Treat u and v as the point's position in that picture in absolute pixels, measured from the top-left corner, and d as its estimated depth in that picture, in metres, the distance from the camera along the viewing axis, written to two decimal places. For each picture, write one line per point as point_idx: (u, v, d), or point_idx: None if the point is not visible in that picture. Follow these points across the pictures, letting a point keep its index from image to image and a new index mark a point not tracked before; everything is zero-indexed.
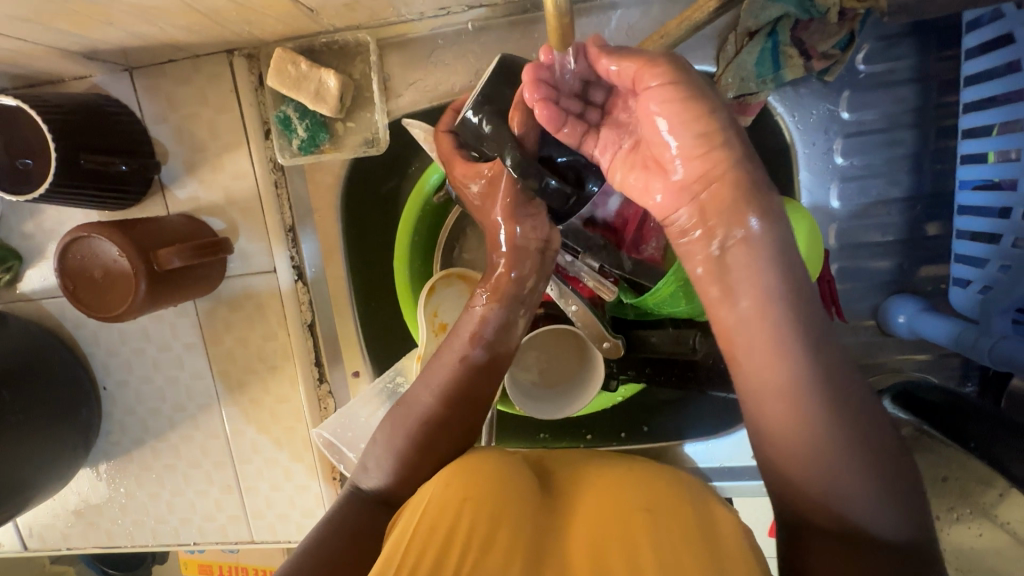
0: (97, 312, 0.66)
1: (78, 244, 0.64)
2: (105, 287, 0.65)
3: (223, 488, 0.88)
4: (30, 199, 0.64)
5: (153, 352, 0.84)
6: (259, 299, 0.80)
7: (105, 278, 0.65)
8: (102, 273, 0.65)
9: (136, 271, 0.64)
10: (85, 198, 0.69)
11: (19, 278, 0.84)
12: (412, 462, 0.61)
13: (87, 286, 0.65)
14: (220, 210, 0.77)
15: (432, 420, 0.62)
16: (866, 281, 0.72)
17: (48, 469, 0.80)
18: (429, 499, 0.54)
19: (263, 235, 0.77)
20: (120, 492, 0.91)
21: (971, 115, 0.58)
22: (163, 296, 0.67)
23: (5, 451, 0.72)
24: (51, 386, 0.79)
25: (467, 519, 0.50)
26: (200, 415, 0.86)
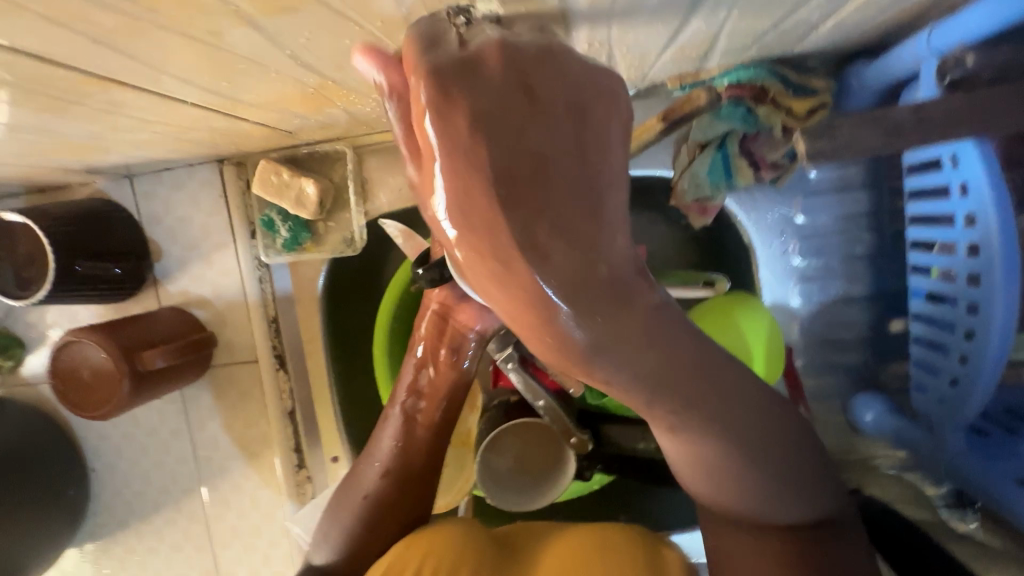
0: (86, 412, 0.69)
1: (70, 346, 0.68)
2: (92, 386, 0.68)
3: (203, 572, 0.88)
4: (27, 304, 0.68)
5: (142, 435, 0.87)
6: (243, 387, 0.83)
7: (93, 378, 0.68)
8: (89, 371, 0.68)
9: (120, 372, 0.67)
10: (79, 299, 0.73)
11: (20, 364, 0.88)
12: (363, 537, 0.65)
13: (76, 385, 0.68)
14: (208, 303, 0.81)
15: (379, 499, 0.66)
16: (833, 375, 0.73)
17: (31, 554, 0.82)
18: (392, 560, 0.57)
19: (248, 328, 0.81)
20: (104, 574, 0.92)
21: (917, 229, 0.59)
22: (146, 391, 0.71)
23: None
24: (40, 470, 0.82)
25: (429, 574, 0.53)
26: (183, 498, 0.87)
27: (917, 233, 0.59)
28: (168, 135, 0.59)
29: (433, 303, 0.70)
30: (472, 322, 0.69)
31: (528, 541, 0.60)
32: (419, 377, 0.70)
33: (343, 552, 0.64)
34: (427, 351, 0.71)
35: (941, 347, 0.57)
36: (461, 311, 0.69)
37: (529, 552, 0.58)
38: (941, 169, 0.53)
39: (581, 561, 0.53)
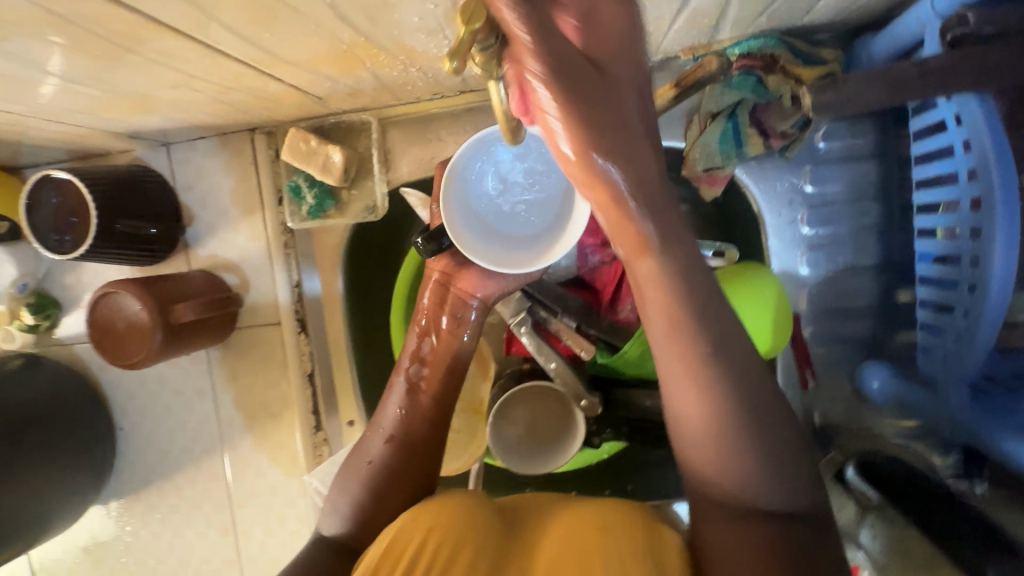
0: (121, 363, 0.73)
1: (106, 299, 0.72)
2: (126, 337, 0.72)
3: (220, 531, 0.91)
4: (70, 258, 0.72)
5: (167, 395, 0.91)
6: (265, 349, 0.86)
7: (126, 329, 0.72)
8: (123, 323, 0.72)
9: (153, 324, 0.70)
10: (117, 257, 0.77)
11: (56, 325, 0.92)
12: (371, 505, 0.66)
13: (111, 335, 0.72)
14: (235, 267, 0.85)
15: (385, 468, 0.67)
16: (841, 345, 0.73)
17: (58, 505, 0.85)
18: (397, 530, 0.58)
19: (272, 291, 0.85)
20: (126, 531, 0.95)
21: (923, 191, 0.61)
22: (177, 343, 0.74)
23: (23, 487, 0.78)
24: (71, 424, 0.86)
25: (434, 539, 0.54)
26: (204, 457, 0.90)
27: (922, 196, 0.61)
28: (207, 94, 0.63)
29: (435, 272, 0.73)
30: (475, 290, 0.72)
31: (531, 518, 0.60)
32: (422, 347, 0.73)
33: (352, 521, 0.65)
34: (429, 323, 0.73)
35: (947, 305, 0.58)
36: (463, 280, 0.73)
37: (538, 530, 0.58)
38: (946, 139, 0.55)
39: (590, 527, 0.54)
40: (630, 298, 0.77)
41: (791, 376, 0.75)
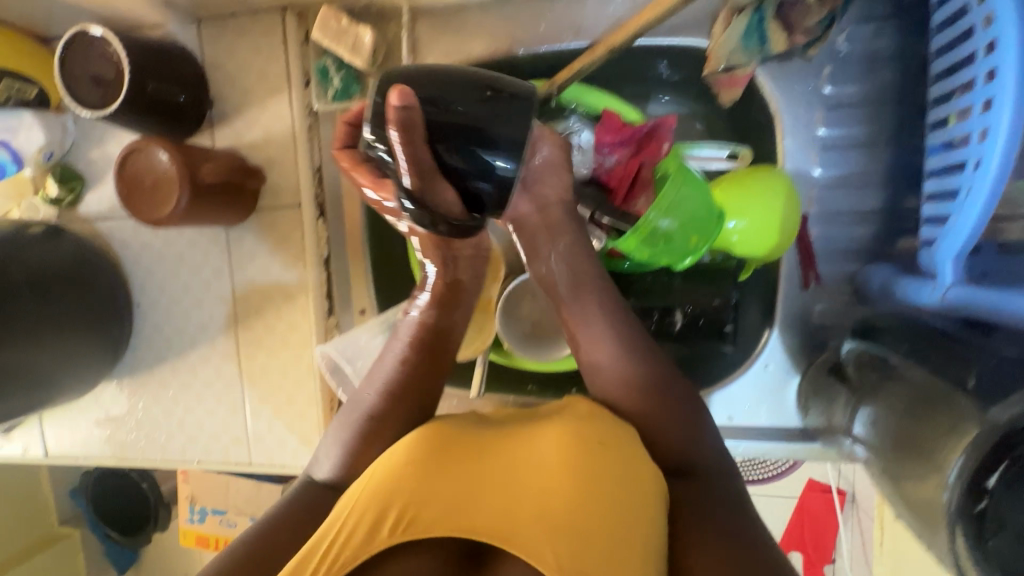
0: (148, 219, 0.75)
1: (138, 153, 0.74)
2: (152, 194, 0.74)
3: (230, 409, 0.94)
4: (102, 115, 0.74)
5: (186, 274, 0.93)
6: (284, 231, 0.88)
7: (154, 186, 0.74)
8: (153, 177, 0.74)
9: (179, 184, 0.73)
10: (147, 123, 0.79)
11: (79, 200, 0.94)
12: (360, 449, 0.63)
13: (139, 190, 0.74)
14: (259, 148, 0.86)
15: (378, 416, 0.64)
16: (844, 247, 0.76)
17: (70, 369, 0.87)
18: (370, 481, 0.55)
19: (294, 173, 0.86)
20: (138, 408, 0.98)
21: (940, 84, 0.63)
22: (202, 202, 0.76)
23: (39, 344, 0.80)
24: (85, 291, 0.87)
25: (407, 499, 0.53)
26: (219, 336, 0.93)
27: (939, 90, 0.64)
28: None
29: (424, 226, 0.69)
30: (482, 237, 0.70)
31: (505, 434, 0.61)
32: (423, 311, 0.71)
33: (342, 465, 0.63)
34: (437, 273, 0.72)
35: (952, 190, 0.60)
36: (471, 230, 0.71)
37: (513, 449, 0.58)
38: (971, 37, 0.56)
39: (578, 443, 0.56)
40: (645, 192, 0.78)
41: (794, 278, 0.77)
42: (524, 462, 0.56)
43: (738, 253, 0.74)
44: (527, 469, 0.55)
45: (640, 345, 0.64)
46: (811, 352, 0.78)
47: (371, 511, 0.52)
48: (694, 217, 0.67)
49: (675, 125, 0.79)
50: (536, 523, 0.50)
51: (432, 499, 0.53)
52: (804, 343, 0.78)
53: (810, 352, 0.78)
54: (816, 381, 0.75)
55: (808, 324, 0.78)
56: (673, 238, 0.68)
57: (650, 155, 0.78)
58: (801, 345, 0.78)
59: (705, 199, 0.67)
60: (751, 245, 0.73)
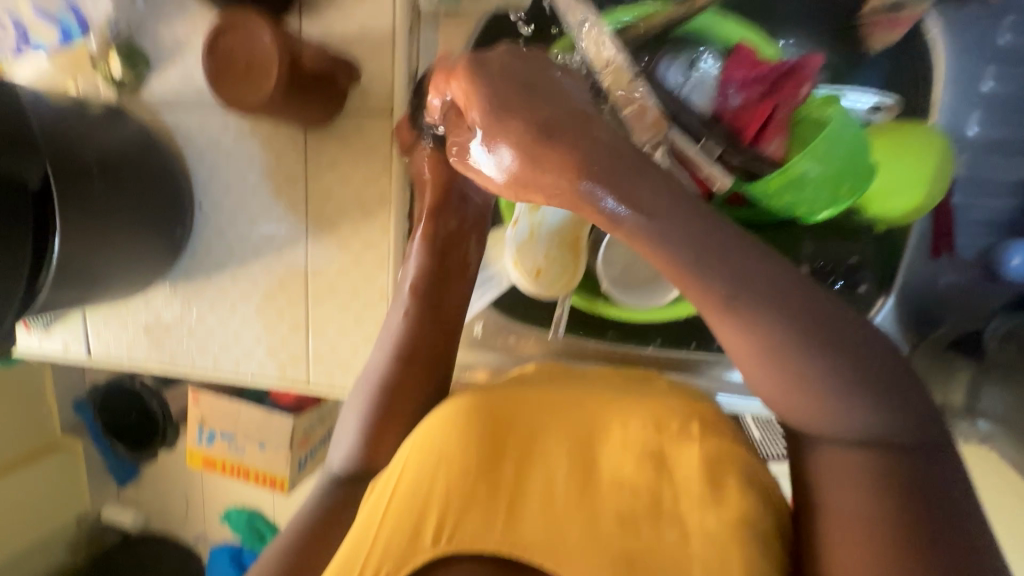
0: (234, 101, 0.68)
1: (235, 27, 0.66)
2: (243, 78, 0.67)
3: (291, 327, 0.90)
4: None
5: (255, 178, 0.86)
6: (370, 140, 0.81)
7: (246, 69, 0.67)
8: (245, 50, 0.66)
9: (277, 72, 0.65)
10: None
11: (141, 83, 0.86)
12: (381, 420, 0.71)
13: (229, 70, 0.67)
14: (351, 43, 0.78)
15: (389, 383, 0.71)
16: (985, 220, 0.72)
17: (117, 265, 0.80)
18: (407, 463, 0.65)
19: (388, 77, 0.79)
20: (191, 315, 0.93)
21: None
22: (297, 93, 0.69)
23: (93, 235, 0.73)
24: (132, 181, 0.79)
25: (446, 484, 0.63)
26: (286, 249, 0.88)
27: None
28: None
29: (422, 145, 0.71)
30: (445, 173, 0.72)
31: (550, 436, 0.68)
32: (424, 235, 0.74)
33: (359, 448, 0.70)
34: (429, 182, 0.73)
35: None
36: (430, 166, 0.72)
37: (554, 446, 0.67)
38: None
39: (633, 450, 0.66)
40: (778, 137, 0.70)
41: (923, 246, 0.72)
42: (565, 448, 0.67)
43: (878, 211, 0.69)
44: (565, 487, 0.63)
45: (807, 355, 0.45)
46: (922, 327, 0.74)
47: (408, 523, 0.61)
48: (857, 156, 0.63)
49: (820, 65, 0.70)
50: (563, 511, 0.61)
51: (466, 522, 0.61)
52: (914, 318, 0.74)
53: (919, 328, 0.74)
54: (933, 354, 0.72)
55: (925, 297, 0.73)
56: (823, 183, 0.63)
57: (790, 91, 0.72)
58: (912, 320, 0.74)
59: (866, 140, 0.63)
60: (890, 201, 0.68)
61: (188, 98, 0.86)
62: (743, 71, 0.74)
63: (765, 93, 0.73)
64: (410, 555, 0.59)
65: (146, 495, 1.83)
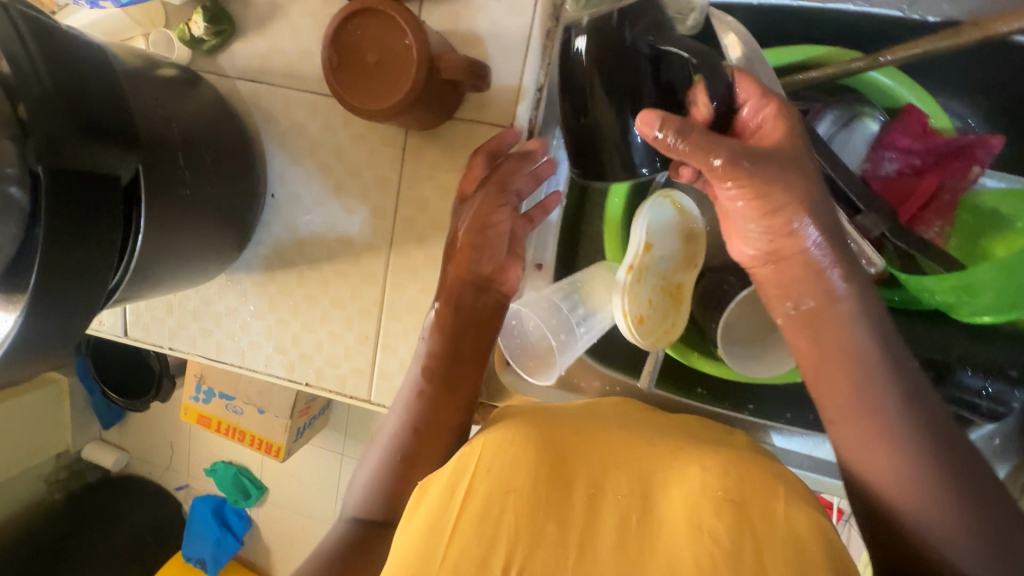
0: (349, 97, 0.59)
1: (365, 17, 0.58)
2: (372, 76, 0.59)
3: (359, 339, 0.82)
4: None
5: (340, 174, 0.77)
6: (480, 153, 0.73)
7: (377, 66, 0.58)
8: (381, 42, 0.58)
9: (415, 69, 0.57)
10: None
11: (223, 47, 0.75)
12: (406, 468, 0.69)
13: (356, 67, 0.59)
14: (479, 42, 0.69)
15: (422, 430, 0.70)
16: None
17: (187, 263, 0.70)
18: (485, 453, 0.57)
19: (514, 87, 0.70)
20: (247, 309, 0.85)
21: None
22: (418, 105, 0.61)
23: (171, 230, 0.62)
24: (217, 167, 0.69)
25: (513, 514, 0.51)
26: (365, 256, 0.79)
27: None
28: None
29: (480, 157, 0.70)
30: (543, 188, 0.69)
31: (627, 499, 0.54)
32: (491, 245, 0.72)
33: (386, 495, 0.69)
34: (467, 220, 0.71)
35: None
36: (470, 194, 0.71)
37: (625, 504, 0.54)
38: None
39: (710, 500, 0.52)
40: (939, 221, 0.66)
41: None
42: (659, 509, 0.53)
43: None
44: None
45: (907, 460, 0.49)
46: None
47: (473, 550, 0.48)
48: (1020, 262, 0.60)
49: (998, 149, 0.64)
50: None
51: None
52: None
53: None
54: None
55: None
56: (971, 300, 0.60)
57: (956, 172, 0.66)
58: None
59: None
60: None
61: (275, 72, 0.75)
62: (909, 142, 0.67)
63: (925, 167, 0.68)
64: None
65: (132, 441, 1.82)
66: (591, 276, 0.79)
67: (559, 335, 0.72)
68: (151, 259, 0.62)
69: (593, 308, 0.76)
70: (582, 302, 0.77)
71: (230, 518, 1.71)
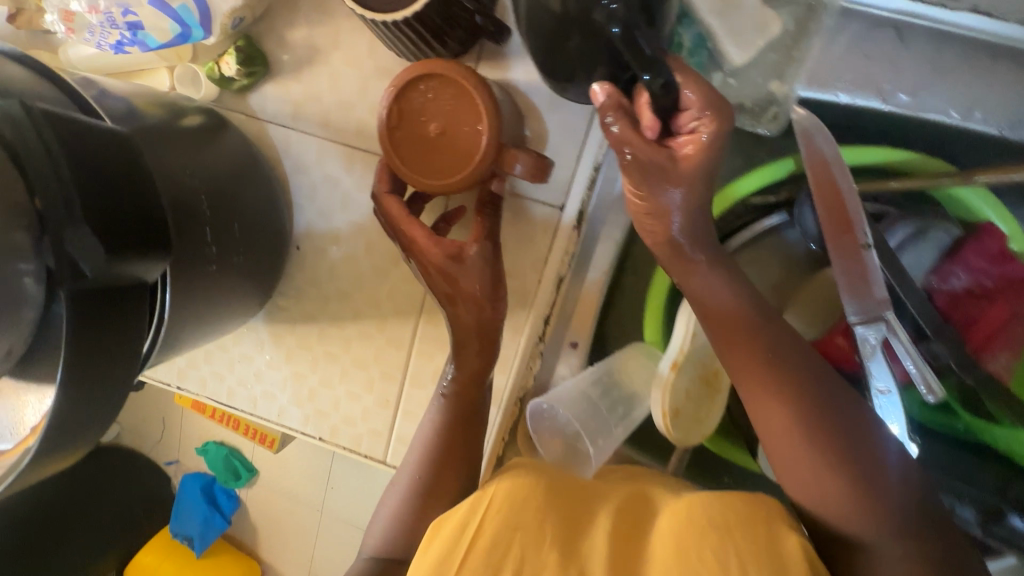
0: (404, 163, 0.58)
1: (439, 87, 0.57)
2: (433, 150, 0.58)
3: (379, 401, 0.79)
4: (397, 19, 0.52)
5: (373, 233, 0.72)
6: (525, 229, 0.68)
7: (441, 140, 0.57)
8: (447, 116, 0.57)
9: (483, 154, 0.56)
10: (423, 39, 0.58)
11: (253, 88, 0.69)
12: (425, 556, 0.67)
13: (420, 138, 0.58)
14: (535, 115, 0.65)
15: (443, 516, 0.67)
16: None
17: (209, 328, 0.65)
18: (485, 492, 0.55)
19: (569, 165, 0.65)
20: (263, 358, 0.81)
21: None
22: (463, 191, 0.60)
23: (198, 306, 0.57)
24: (248, 227, 0.64)
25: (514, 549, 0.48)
26: (393, 320, 0.75)
27: None
28: None
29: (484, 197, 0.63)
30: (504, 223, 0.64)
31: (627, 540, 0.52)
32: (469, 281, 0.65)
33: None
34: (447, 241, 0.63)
35: None
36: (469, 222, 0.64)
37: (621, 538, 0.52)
38: None
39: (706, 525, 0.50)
40: (1007, 351, 0.63)
41: None
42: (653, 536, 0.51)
43: None
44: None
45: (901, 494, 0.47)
46: None
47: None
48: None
49: None
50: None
51: None
52: None
53: None
54: None
55: None
56: None
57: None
58: None
59: None
60: None
61: (310, 120, 0.70)
62: (984, 262, 0.63)
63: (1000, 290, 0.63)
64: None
65: None
66: (622, 359, 0.75)
67: (598, 443, 0.70)
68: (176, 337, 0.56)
69: (632, 409, 0.75)
70: (623, 400, 0.74)
71: (218, 495, 1.29)
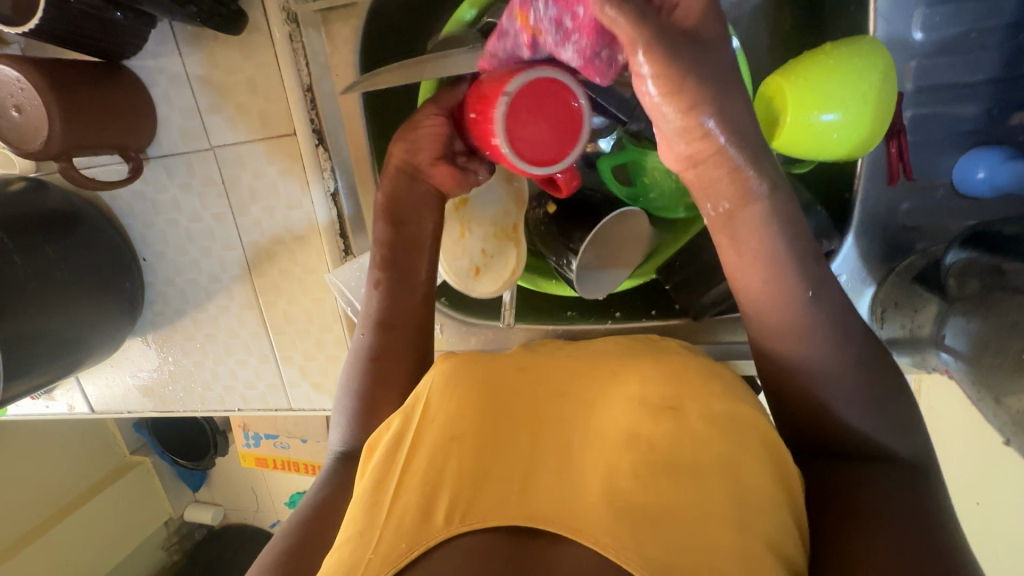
0: (24, 148, 0.68)
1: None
2: (27, 130, 0.67)
3: (261, 358, 0.91)
4: (107, 25, 0.68)
5: (186, 223, 0.85)
6: (283, 164, 0.79)
7: (27, 122, 0.67)
8: (25, 99, 0.66)
9: (40, 156, 0.68)
10: (91, 45, 0.69)
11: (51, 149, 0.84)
12: None
13: (14, 126, 0.68)
14: (237, 69, 0.75)
15: None
16: (941, 129, 0.64)
17: (83, 334, 0.81)
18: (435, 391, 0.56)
19: (282, 95, 0.75)
20: (169, 361, 0.96)
21: None
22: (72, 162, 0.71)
23: (37, 318, 0.73)
24: (78, 250, 0.79)
25: (477, 428, 0.52)
26: (234, 286, 0.88)
27: None
28: None
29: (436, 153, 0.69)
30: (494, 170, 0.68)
31: (556, 400, 0.55)
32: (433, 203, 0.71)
33: None
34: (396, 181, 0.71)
35: None
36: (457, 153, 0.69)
37: (551, 421, 0.54)
38: None
39: (649, 409, 0.52)
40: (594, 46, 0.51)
41: (878, 174, 0.66)
42: (596, 422, 0.53)
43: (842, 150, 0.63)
44: (580, 440, 0.52)
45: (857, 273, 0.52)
46: (891, 259, 0.67)
47: (416, 501, 0.47)
48: (872, 109, 0.60)
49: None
50: (642, 531, 0.43)
51: (481, 493, 0.47)
52: (882, 250, 0.68)
53: (888, 260, 0.67)
54: (896, 292, 0.65)
55: (891, 226, 0.67)
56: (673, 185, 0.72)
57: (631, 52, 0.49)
58: (879, 253, 0.68)
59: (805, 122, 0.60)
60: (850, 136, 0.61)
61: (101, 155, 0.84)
62: None
63: (598, 36, 0.50)
64: (421, 542, 0.44)
65: (220, 495, 1.93)
66: None
67: None
68: (41, 341, 0.74)
69: None
70: None
71: None
